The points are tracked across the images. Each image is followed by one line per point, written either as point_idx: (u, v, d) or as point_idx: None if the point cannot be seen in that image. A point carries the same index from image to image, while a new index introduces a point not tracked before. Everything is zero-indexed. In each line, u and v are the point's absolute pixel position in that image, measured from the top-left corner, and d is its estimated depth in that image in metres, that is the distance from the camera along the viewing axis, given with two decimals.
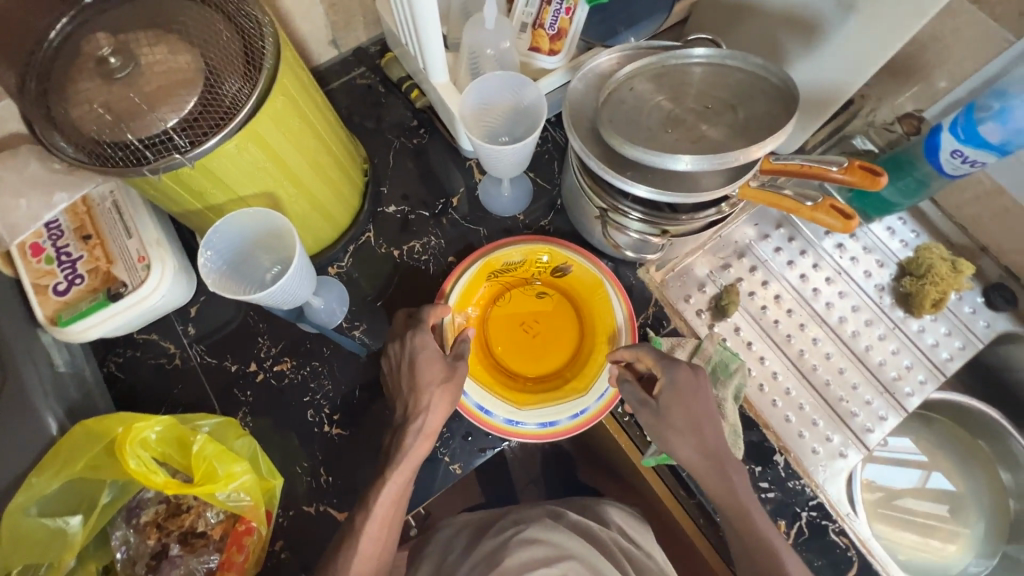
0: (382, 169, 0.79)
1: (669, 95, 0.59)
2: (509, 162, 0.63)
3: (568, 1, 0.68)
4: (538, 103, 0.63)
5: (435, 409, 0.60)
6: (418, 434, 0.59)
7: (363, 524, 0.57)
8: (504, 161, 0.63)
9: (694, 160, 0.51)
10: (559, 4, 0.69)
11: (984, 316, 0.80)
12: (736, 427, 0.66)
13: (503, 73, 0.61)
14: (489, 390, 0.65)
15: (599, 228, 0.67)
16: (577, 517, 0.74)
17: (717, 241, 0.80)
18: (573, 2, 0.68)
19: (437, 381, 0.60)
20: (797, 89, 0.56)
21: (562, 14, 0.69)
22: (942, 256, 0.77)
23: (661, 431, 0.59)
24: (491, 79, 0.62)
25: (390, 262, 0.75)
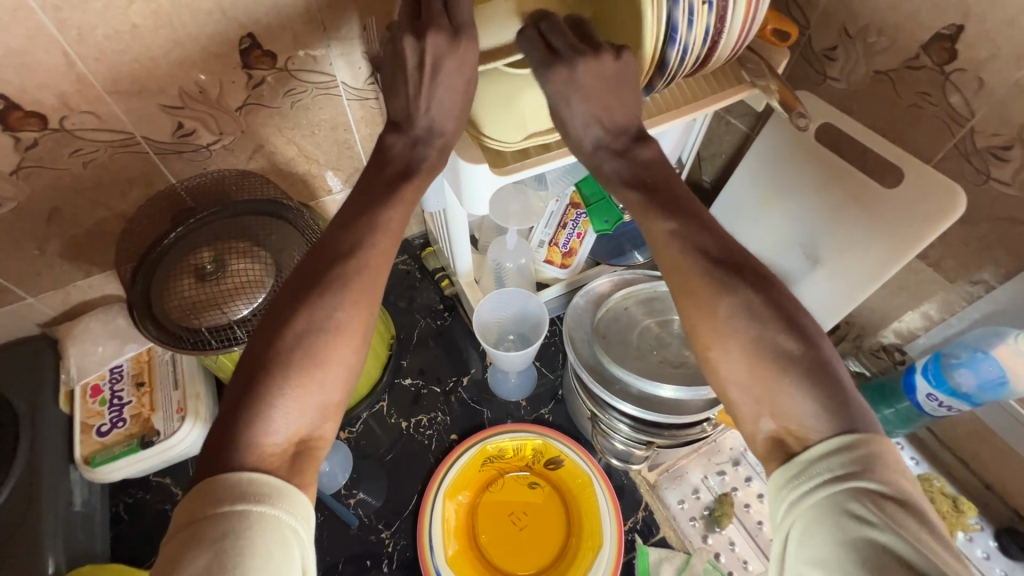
0: (407, 344, 0.88)
1: (657, 319, 0.69)
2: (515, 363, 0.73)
3: (580, 228, 0.81)
4: (540, 316, 0.74)
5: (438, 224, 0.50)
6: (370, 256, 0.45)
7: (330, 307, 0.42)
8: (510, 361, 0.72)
9: (675, 390, 0.61)
10: (573, 228, 0.81)
11: (1000, 564, 0.76)
12: None
13: (516, 290, 0.72)
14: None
15: (591, 427, 0.73)
16: None
17: (711, 445, 0.82)
18: (584, 229, 0.81)
19: None
20: None
21: (574, 236, 0.81)
22: (942, 491, 0.76)
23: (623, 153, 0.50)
24: (506, 293, 0.73)
25: (397, 432, 0.80)
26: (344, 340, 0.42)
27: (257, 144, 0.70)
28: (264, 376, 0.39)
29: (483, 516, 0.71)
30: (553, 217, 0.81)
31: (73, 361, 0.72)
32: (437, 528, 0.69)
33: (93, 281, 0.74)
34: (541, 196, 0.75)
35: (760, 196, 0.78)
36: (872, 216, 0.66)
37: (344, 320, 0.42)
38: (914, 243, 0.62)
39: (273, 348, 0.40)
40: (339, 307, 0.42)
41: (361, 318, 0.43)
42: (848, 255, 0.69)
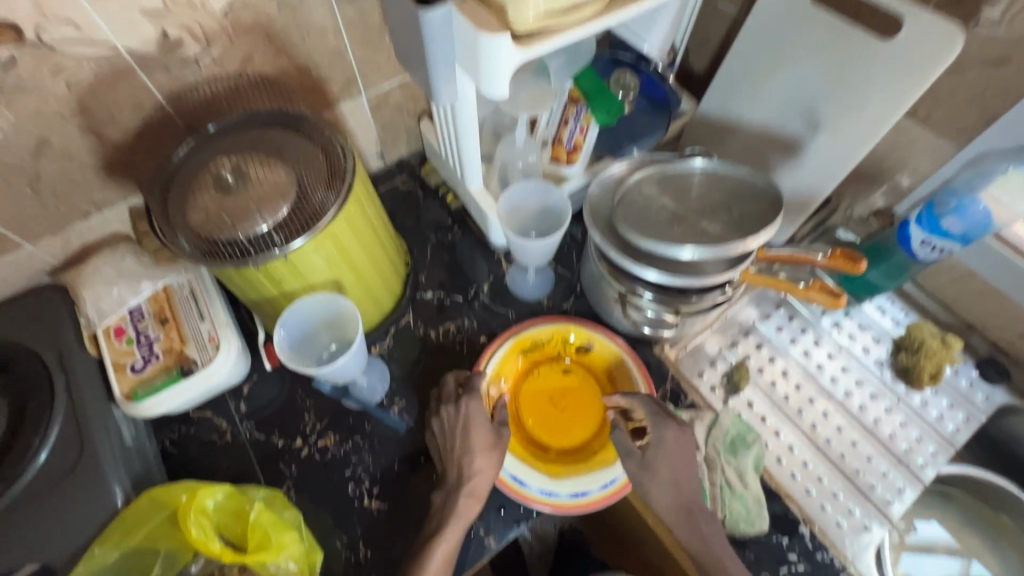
0: (421, 260, 0.89)
1: (672, 197, 0.71)
2: (535, 256, 0.75)
3: (582, 122, 0.80)
4: (563, 208, 0.75)
5: (487, 471, 0.65)
6: (468, 496, 0.64)
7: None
8: (532, 253, 0.74)
9: (697, 251, 0.63)
10: (575, 124, 0.80)
11: (981, 389, 0.85)
12: (761, 500, 0.71)
13: (531, 181, 0.74)
14: (528, 462, 0.70)
15: (618, 309, 0.76)
16: None
17: (723, 321, 0.89)
18: (587, 122, 0.80)
19: (485, 447, 0.66)
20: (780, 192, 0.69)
21: (577, 132, 0.80)
22: (931, 332, 0.84)
23: (645, 482, 0.64)
24: (521, 185, 0.75)
25: (428, 343, 0.82)
26: None
27: (245, 54, 0.66)
28: None
29: (525, 409, 0.75)
30: (554, 116, 0.82)
31: (90, 306, 0.70)
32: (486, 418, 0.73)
33: (95, 221, 0.71)
34: (546, 87, 0.74)
35: (757, 68, 0.80)
36: (873, 66, 0.67)
37: None
38: (915, 89, 0.65)
39: None
40: None
41: None
42: (850, 114, 0.72)
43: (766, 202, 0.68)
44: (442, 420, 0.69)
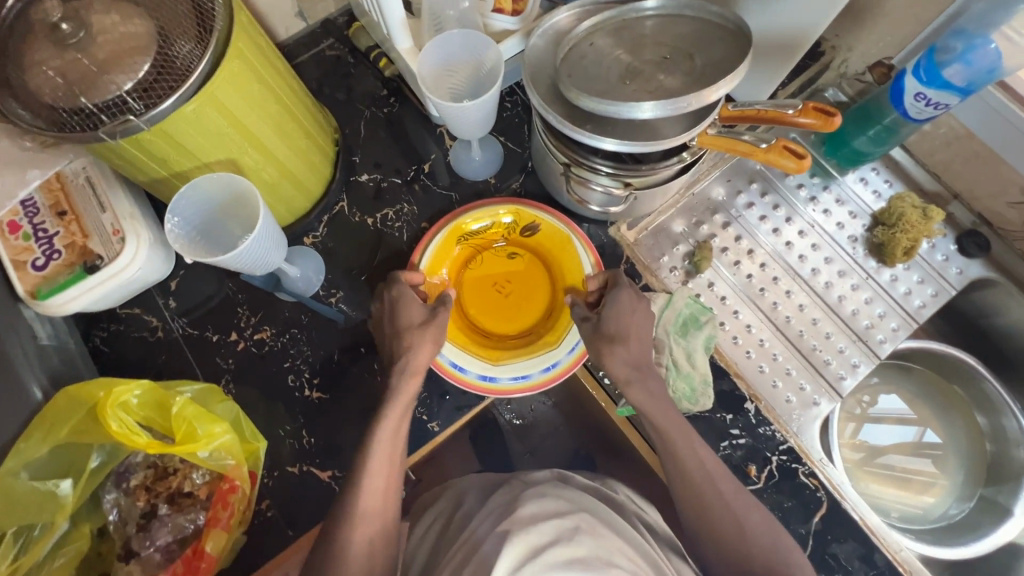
0: (355, 139, 0.80)
1: (628, 48, 0.60)
2: (471, 127, 0.66)
3: None
4: (497, 69, 0.64)
5: (420, 348, 0.61)
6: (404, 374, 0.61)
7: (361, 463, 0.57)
8: (467, 124, 0.65)
9: (653, 108, 0.53)
10: None
11: (956, 263, 0.81)
12: (706, 377, 0.69)
13: (461, 31, 0.62)
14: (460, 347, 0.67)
15: (564, 184, 0.69)
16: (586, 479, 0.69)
17: (689, 199, 0.82)
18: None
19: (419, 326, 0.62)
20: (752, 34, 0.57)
21: None
22: (913, 204, 0.78)
23: (596, 342, 0.62)
24: (450, 37, 0.63)
25: (365, 231, 0.76)
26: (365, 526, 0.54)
27: None
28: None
29: (464, 292, 0.72)
30: None
31: None
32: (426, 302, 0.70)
33: None
34: None
35: None
36: None
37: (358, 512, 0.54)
38: None
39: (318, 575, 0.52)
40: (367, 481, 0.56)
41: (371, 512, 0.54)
42: None
43: (734, 47, 0.57)
44: (381, 309, 0.66)
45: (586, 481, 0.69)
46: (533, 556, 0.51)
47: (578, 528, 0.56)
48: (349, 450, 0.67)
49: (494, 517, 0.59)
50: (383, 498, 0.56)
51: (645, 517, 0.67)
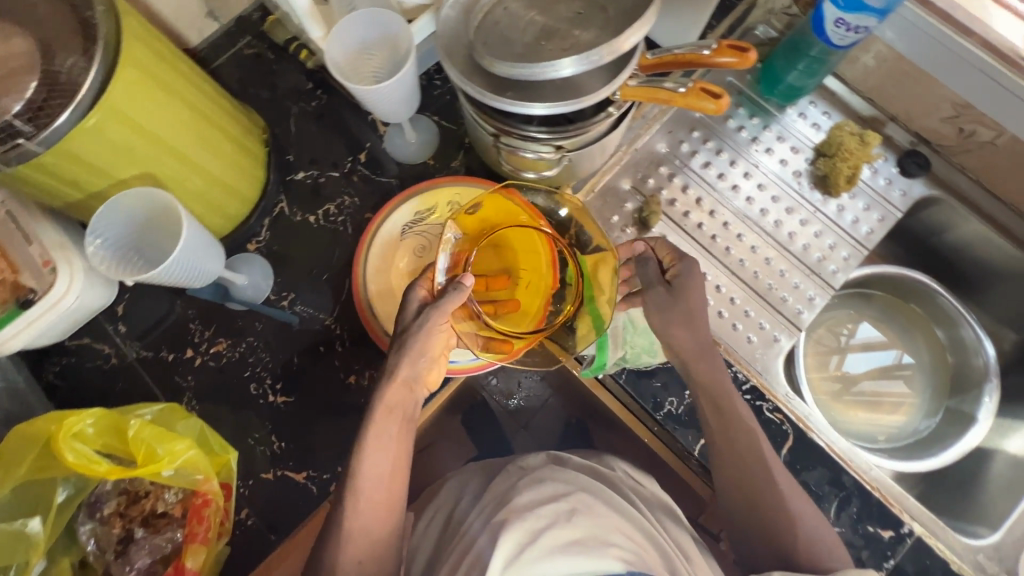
0: (287, 137, 0.78)
1: (541, 9, 0.60)
2: (396, 106, 0.64)
3: None
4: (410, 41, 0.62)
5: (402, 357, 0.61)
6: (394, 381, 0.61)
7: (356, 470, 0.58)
8: (392, 102, 0.62)
9: (572, 64, 0.53)
10: None
11: (899, 185, 0.82)
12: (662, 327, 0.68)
13: (363, 11, 0.61)
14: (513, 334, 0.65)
15: (497, 155, 0.68)
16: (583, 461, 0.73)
17: (633, 155, 0.82)
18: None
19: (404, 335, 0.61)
20: None
21: None
22: (851, 131, 0.79)
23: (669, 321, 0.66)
24: (353, 19, 0.61)
25: (309, 229, 0.74)
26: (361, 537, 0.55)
27: None
28: None
29: (477, 271, 0.68)
30: None
31: None
32: (382, 283, 0.69)
33: None
34: None
35: None
36: None
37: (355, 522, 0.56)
38: None
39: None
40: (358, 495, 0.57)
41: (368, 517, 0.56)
42: None
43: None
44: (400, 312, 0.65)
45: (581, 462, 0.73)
46: (531, 539, 0.55)
47: (574, 510, 0.59)
48: (321, 449, 0.67)
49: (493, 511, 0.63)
50: (382, 502, 0.57)
51: (640, 488, 0.70)
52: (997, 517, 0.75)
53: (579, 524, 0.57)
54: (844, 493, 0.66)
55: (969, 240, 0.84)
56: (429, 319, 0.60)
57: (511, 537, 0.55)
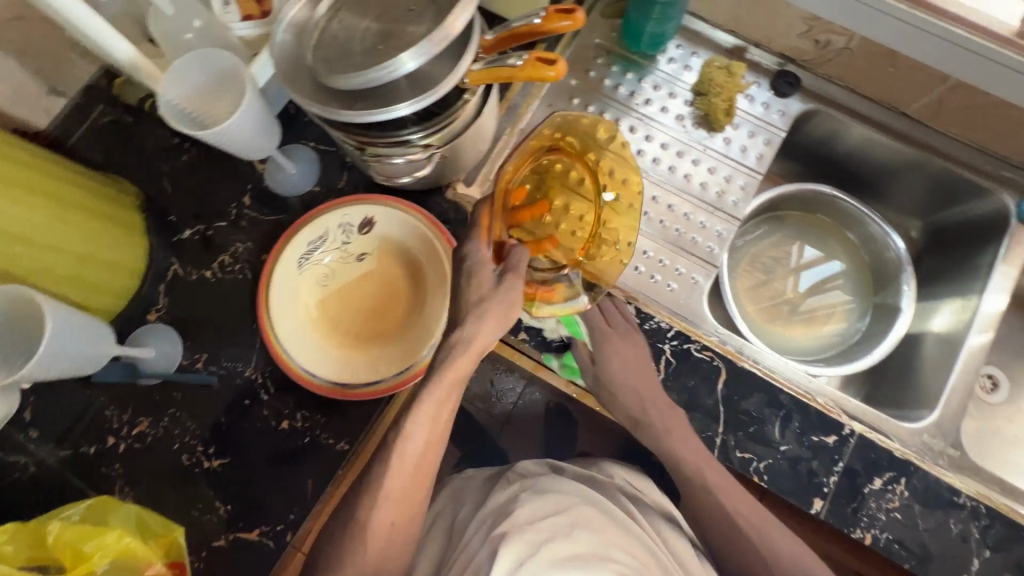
0: (164, 197, 0.75)
1: (373, 15, 0.59)
2: (247, 134, 0.60)
3: None
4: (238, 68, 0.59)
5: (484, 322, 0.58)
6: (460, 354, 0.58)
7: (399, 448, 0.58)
8: (239, 130, 0.58)
9: (410, 60, 0.52)
10: None
11: (777, 106, 0.84)
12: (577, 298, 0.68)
13: (178, 60, 0.59)
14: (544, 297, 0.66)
15: (369, 167, 0.66)
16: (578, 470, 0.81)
17: (519, 136, 0.82)
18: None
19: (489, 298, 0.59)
20: None
21: None
22: (718, 66, 0.81)
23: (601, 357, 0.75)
24: (174, 70, 0.59)
25: (208, 285, 0.72)
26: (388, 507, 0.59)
27: None
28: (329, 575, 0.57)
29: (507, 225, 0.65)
30: None
31: None
32: (289, 320, 0.66)
33: None
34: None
35: None
36: None
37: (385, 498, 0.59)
38: None
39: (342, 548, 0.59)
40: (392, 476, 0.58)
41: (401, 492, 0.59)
42: None
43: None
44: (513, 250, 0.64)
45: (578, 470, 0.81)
46: (531, 552, 0.61)
47: (574, 523, 0.66)
48: (269, 502, 0.66)
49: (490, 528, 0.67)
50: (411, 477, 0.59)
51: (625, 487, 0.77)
52: (932, 394, 0.78)
53: (579, 540, 0.63)
54: (783, 411, 0.68)
55: (854, 144, 0.88)
56: (512, 287, 0.59)
57: (510, 551, 0.61)
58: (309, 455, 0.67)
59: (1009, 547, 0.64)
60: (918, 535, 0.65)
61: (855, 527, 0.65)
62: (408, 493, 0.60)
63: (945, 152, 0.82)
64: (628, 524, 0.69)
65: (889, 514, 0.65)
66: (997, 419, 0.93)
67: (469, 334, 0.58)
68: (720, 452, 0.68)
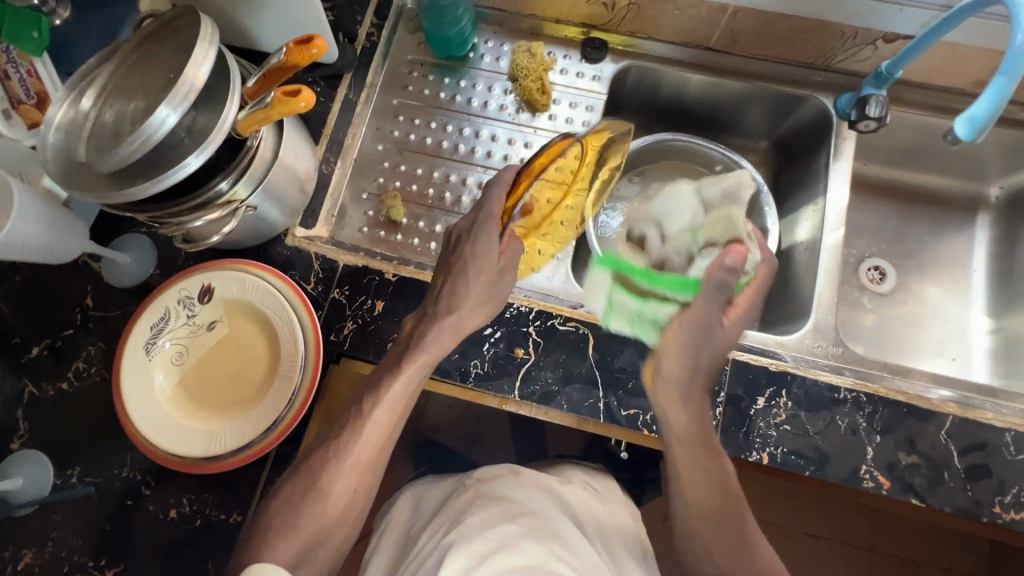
0: (3, 322, 0.72)
1: (140, 93, 0.60)
2: (28, 241, 0.60)
3: (23, 64, 0.67)
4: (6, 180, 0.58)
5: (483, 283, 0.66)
6: (440, 323, 0.65)
7: (361, 430, 0.62)
8: (17, 238, 0.58)
9: (163, 123, 0.52)
10: (19, 71, 0.67)
11: (590, 72, 0.87)
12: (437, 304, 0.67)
13: None
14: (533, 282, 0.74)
15: (183, 237, 0.65)
16: (534, 473, 0.79)
17: (355, 166, 0.83)
18: (27, 61, 0.67)
19: (482, 273, 0.66)
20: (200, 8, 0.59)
21: (28, 78, 0.67)
22: (523, 51, 0.84)
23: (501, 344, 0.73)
24: None
25: (66, 397, 0.70)
26: (334, 499, 0.60)
27: None
28: (272, 546, 0.57)
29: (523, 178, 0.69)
30: None
31: None
32: (150, 410, 0.65)
33: None
34: None
35: None
36: None
37: (338, 485, 0.60)
38: None
39: (278, 530, 0.58)
40: (347, 463, 0.61)
41: (353, 479, 0.61)
42: None
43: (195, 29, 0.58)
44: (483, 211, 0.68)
45: (535, 474, 0.80)
46: (479, 561, 0.60)
47: (526, 532, 0.65)
48: None
49: (437, 543, 0.67)
50: (365, 462, 0.62)
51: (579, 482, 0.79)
52: (806, 302, 0.80)
53: (525, 550, 0.62)
54: None
55: (679, 88, 0.91)
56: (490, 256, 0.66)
57: (457, 561, 0.60)
58: (204, 537, 0.65)
59: (896, 426, 0.66)
60: (812, 441, 0.66)
61: (750, 450, 0.66)
62: (356, 488, 0.61)
63: (757, 73, 0.86)
64: (561, 517, 0.71)
65: (779, 428, 0.66)
66: (893, 306, 0.95)
67: (445, 311, 0.65)
68: (607, 415, 0.68)
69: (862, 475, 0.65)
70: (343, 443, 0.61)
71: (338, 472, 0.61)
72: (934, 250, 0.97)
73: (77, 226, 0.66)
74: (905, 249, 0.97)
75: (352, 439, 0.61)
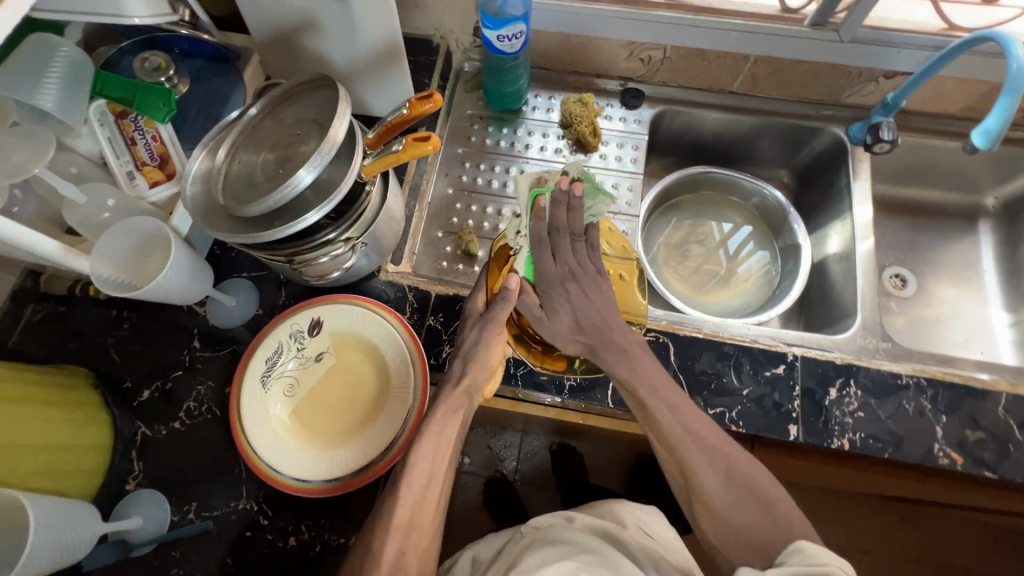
0: (114, 368, 0.76)
1: (270, 147, 0.68)
2: (180, 289, 0.67)
3: (149, 130, 0.75)
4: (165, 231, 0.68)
5: (492, 345, 0.70)
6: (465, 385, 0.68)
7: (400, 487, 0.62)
8: (172, 284, 0.65)
9: (306, 171, 0.60)
10: (144, 137, 0.75)
11: (631, 116, 0.98)
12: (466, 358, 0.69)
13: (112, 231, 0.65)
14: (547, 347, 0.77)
15: (302, 273, 0.73)
16: None
17: (430, 208, 0.92)
18: (153, 128, 0.75)
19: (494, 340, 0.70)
20: (329, 74, 0.68)
21: (152, 142, 0.75)
22: (573, 101, 0.96)
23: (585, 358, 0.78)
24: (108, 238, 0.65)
25: (179, 435, 0.73)
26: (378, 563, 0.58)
27: None
28: None
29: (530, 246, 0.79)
30: (117, 143, 0.74)
31: None
32: (271, 440, 0.69)
33: None
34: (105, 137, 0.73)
35: None
36: None
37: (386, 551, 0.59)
38: None
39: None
40: (388, 526, 0.60)
41: (398, 544, 0.59)
42: None
43: (330, 95, 0.66)
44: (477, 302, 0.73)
45: None
46: None
47: None
48: None
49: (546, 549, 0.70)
50: (411, 516, 0.61)
51: None
52: (850, 303, 0.88)
53: None
54: (733, 360, 0.75)
55: (707, 127, 1.02)
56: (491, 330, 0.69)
57: None
58: (324, 563, 0.67)
59: (958, 406, 0.72)
60: (885, 425, 0.72)
61: (831, 437, 0.71)
62: (402, 550, 0.59)
63: (776, 110, 0.98)
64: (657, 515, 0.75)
65: (854, 416, 0.72)
66: (917, 309, 1.04)
67: (467, 375, 0.68)
68: None
69: (936, 453, 0.70)
70: (385, 501, 0.61)
71: (378, 534, 0.59)
72: (945, 256, 1.07)
73: (206, 269, 0.72)
74: (919, 257, 1.07)
75: (391, 501, 0.61)
